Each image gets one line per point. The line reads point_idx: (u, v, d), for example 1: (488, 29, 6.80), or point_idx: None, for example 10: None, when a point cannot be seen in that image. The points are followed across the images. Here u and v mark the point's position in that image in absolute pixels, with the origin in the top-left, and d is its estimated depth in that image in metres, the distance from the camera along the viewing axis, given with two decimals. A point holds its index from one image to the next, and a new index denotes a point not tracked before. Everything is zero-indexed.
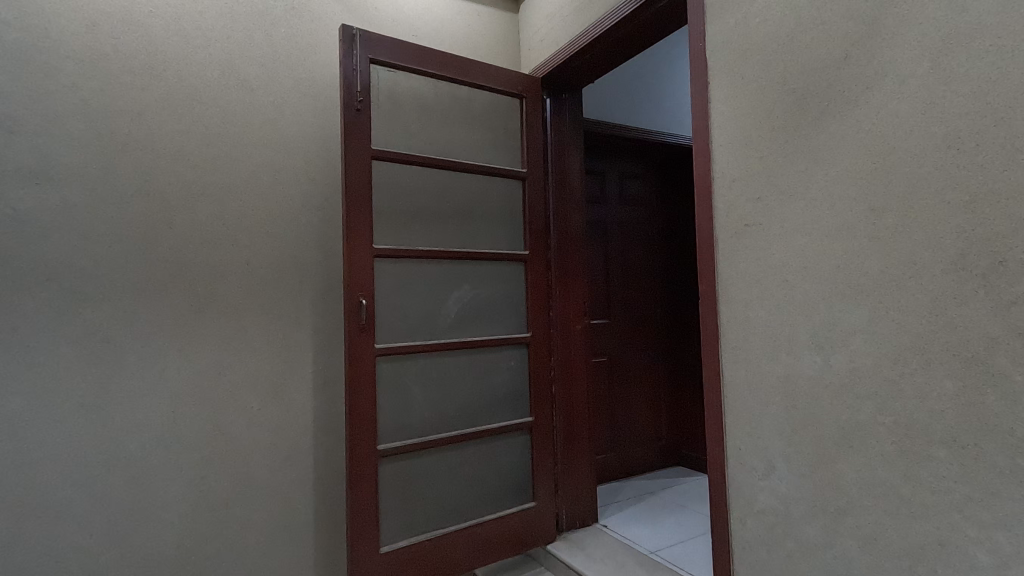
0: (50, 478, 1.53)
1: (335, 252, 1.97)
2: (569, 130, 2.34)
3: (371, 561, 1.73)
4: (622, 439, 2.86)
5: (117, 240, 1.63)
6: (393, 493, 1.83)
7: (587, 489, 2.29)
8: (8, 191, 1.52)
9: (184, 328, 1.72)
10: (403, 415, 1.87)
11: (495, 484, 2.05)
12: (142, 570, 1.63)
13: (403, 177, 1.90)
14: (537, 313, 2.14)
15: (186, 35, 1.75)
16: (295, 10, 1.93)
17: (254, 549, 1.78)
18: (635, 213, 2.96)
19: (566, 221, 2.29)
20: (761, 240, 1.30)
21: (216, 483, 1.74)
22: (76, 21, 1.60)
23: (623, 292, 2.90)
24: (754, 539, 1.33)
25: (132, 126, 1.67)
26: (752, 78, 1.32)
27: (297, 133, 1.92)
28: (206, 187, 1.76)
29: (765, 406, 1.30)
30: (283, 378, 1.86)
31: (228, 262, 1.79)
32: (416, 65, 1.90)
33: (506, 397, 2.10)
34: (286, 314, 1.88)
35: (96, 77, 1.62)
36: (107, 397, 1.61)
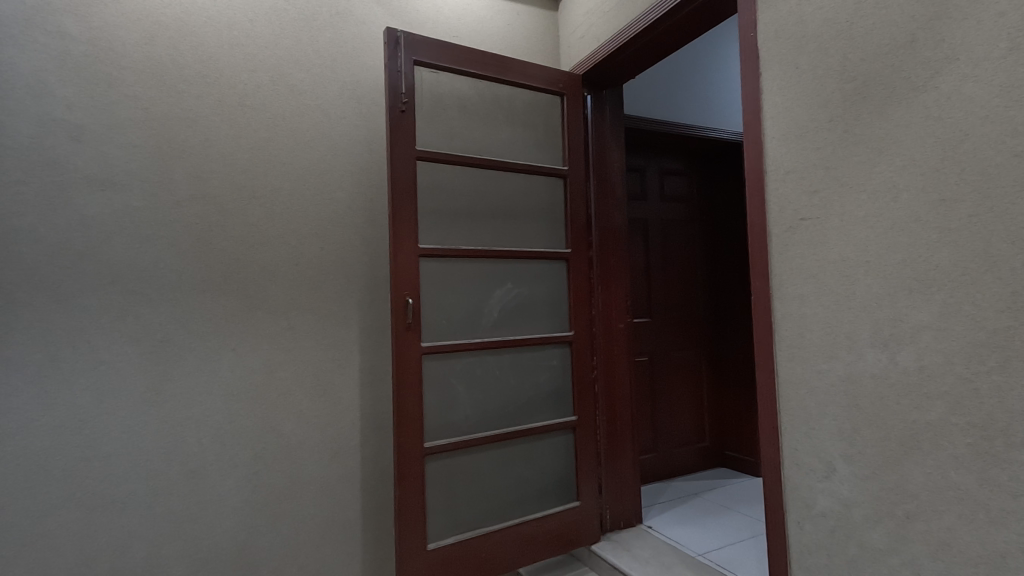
0: (116, 470, 1.61)
1: (380, 253, 2.00)
2: (610, 127, 2.31)
3: (418, 557, 1.75)
4: (665, 439, 2.82)
5: (176, 243, 1.70)
6: (439, 491, 1.85)
7: (631, 490, 2.26)
8: (76, 197, 1.59)
9: (238, 327, 1.78)
10: (448, 413, 1.88)
11: (539, 483, 2.05)
12: (201, 561, 1.69)
13: (446, 177, 1.92)
14: (579, 312, 2.13)
15: (237, 43, 1.81)
16: (339, 15, 1.97)
17: (305, 543, 1.83)
18: (676, 209, 2.91)
19: (607, 218, 2.26)
20: (819, 233, 1.25)
21: (269, 478, 1.79)
22: (137, 33, 1.68)
23: (664, 290, 2.85)
24: (813, 543, 1.29)
25: (188, 133, 1.73)
26: (808, 66, 1.28)
27: (343, 137, 1.96)
28: (257, 190, 1.81)
29: (824, 405, 1.25)
30: (331, 376, 1.90)
31: (278, 263, 1.84)
32: (458, 65, 1.91)
33: (549, 395, 2.09)
34: (333, 314, 1.91)
35: (156, 86, 1.69)
36: (167, 394, 1.67)
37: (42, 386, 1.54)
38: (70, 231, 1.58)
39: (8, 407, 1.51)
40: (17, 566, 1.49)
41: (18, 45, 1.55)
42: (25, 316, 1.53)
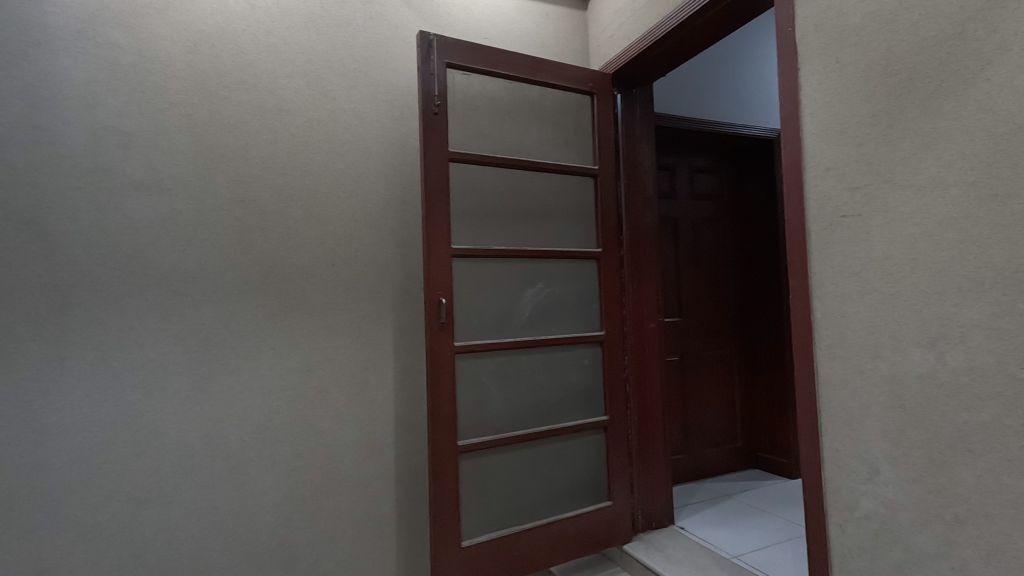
0: (163, 465, 1.66)
1: (413, 253, 2.03)
2: (640, 125, 2.30)
3: (453, 554, 1.77)
4: (696, 440, 2.79)
5: (218, 245, 1.75)
6: (472, 488, 1.87)
7: (663, 490, 2.25)
8: (125, 202, 1.65)
9: (277, 326, 1.82)
10: (480, 412, 1.90)
11: (570, 483, 2.05)
12: (243, 554, 1.74)
13: (477, 178, 1.93)
14: (610, 311, 2.13)
15: (275, 50, 1.85)
16: (373, 20, 2.01)
17: (342, 538, 1.86)
18: (706, 207, 2.87)
19: (638, 217, 2.25)
20: (861, 230, 1.23)
21: (306, 474, 1.83)
22: (182, 42, 1.73)
23: (695, 290, 2.82)
24: (856, 547, 1.27)
25: (229, 138, 1.78)
26: (849, 61, 1.25)
27: (377, 140, 1.99)
28: (295, 193, 1.86)
29: (867, 406, 1.23)
30: (366, 375, 1.94)
31: (315, 264, 1.88)
32: (489, 67, 1.92)
33: (580, 395, 2.09)
34: (368, 314, 1.95)
35: (198, 93, 1.75)
36: (210, 391, 1.73)
37: (94, 383, 1.60)
38: (120, 235, 1.64)
39: (64, 403, 1.57)
40: (73, 555, 1.56)
41: (72, 56, 1.62)
42: (79, 316, 1.60)
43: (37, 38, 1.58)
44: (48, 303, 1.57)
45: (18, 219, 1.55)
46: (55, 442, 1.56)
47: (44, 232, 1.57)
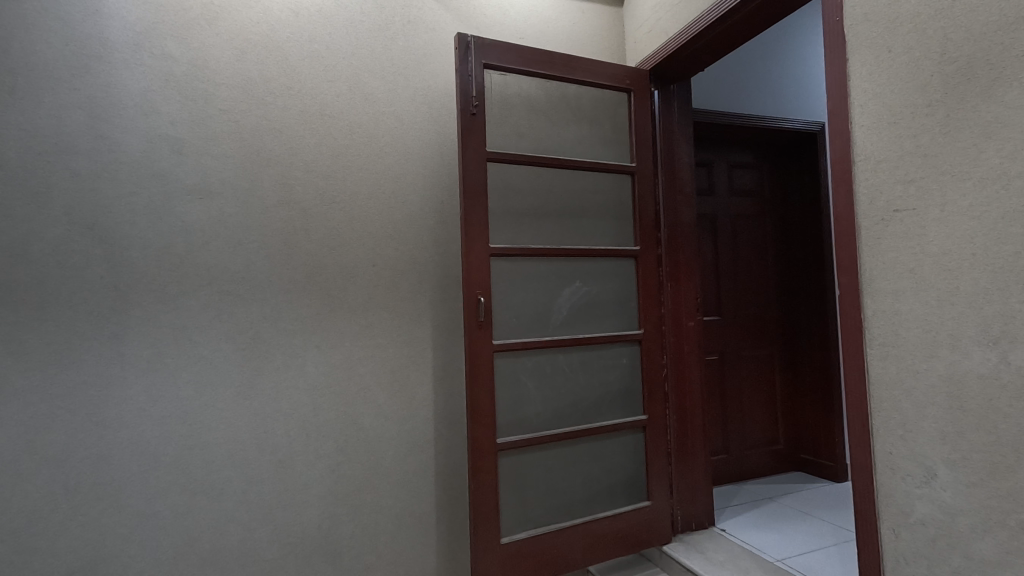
0: (215, 459, 1.73)
1: (451, 253, 2.05)
2: (678, 121, 2.27)
3: (493, 551, 1.79)
4: (737, 441, 2.73)
5: (265, 246, 1.81)
6: (511, 486, 1.88)
7: (703, 491, 2.21)
8: (178, 205, 1.73)
9: (322, 325, 1.87)
10: (518, 410, 1.91)
11: (608, 482, 2.05)
12: (290, 546, 1.79)
13: (515, 178, 1.94)
14: (649, 309, 2.11)
15: (318, 56, 1.90)
16: (411, 23, 2.04)
17: (384, 533, 1.90)
18: (746, 204, 2.81)
19: (676, 214, 2.22)
20: (915, 225, 1.19)
21: (350, 469, 1.88)
22: (230, 51, 1.80)
23: (734, 288, 2.76)
24: (911, 553, 1.22)
25: (274, 142, 1.84)
26: (902, 50, 1.21)
27: (415, 141, 2.02)
28: (337, 195, 1.90)
29: (923, 407, 1.19)
30: (406, 372, 1.97)
31: (357, 264, 1.92)
32: (526, 66, 1.93)
33: (617, 394, 2.08)
34: (408, 313, 1.98)
35: (245, 100, 1.81)
36: (258, 388, 1.79)
37: (152, 379, 1.68)
38: (174, 237, 1.72)
39: (124, 398, 1.65)
40: (133, 543, 1.64)
41: (129, 67, 1.70)
42: (137, 315, 1.68)
43: (97, 51, 1.67)
44: (109, 302, 1.65)
45: (82, 223, 1.63)
46: (116, 435, 1.64)
47: (105, 235, 1.65)
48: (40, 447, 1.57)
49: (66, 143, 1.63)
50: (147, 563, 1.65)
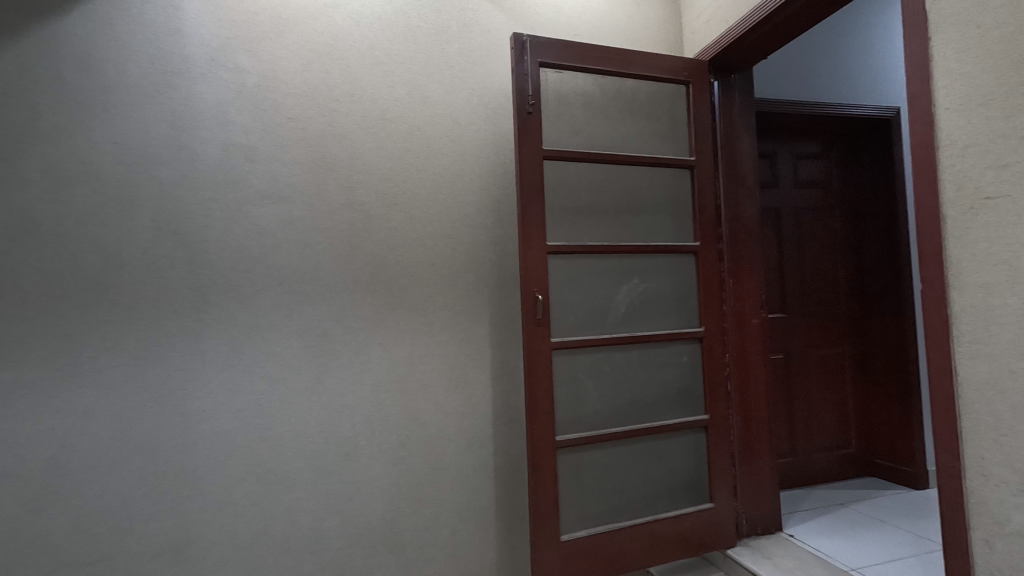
0: (287, 450, 1.82)
1: (508, 252, 2.07)
2: (739, 111, 2.19)
3: (553, 549, 1.79)
4: (804, 443, 2.62)
5: (331, 247, 1.89)
6: (570, 484, 1.88)
7: (769, 494, 2.13)
8: (252, 209, 1.83)
9: (384, 323, 1.93)
10: (577, 408, 1.90)
11: (668, 482, 2.01)
12: (357, 536, 1.86)
13: (571, 175, 1.94)
14: (709, 306, 2.05)
15: (378, 62, 1.96)
16: (466, 26, 2.07)
17: (445, 526, 1.95)
18: (813, 195, 2.69)
19: (738, 208, 2.15)
20: (1009, 213, 1.11)
21: (412, 463, 1.93)
22: (296, 61, 1.88)
23: (800, 283, 2.65)
24: (1007, 565, 1.14)
25: (338, 147, 1.91)
26: (994, 25, 1.13)
27: (472, 142, 2.05)
28: (397, 197, 1.96)
29: (1020, 409, 1.10)
30: (465, 370, 2.01)
31: (417, 264, 1.97)
32: (582, 62, 1.92)
33: (677, 393, 2.04)
34: (466, 311, 2.02)
35: (312, 107, 1.89)
36: (325, 383, 1.87)
37: (230, 374, 1.79)
38: (248, 240, 1.82)
39: (206, 392, 1.77)
40: (214, 527, 1.75)
41: (206, 81, 1.80)
42: (216, 314, 1.78)
43: (178, 67, 1.79)
44: (191, 302, 1.77)
45: (166, 228, 1.75)
46: (198, 426, 1.75)
47: (187, 239, 1.77)
48: (133, 436, 1.70)
49: (153, 154, 1.75)
50: (227, 548, 1.75)
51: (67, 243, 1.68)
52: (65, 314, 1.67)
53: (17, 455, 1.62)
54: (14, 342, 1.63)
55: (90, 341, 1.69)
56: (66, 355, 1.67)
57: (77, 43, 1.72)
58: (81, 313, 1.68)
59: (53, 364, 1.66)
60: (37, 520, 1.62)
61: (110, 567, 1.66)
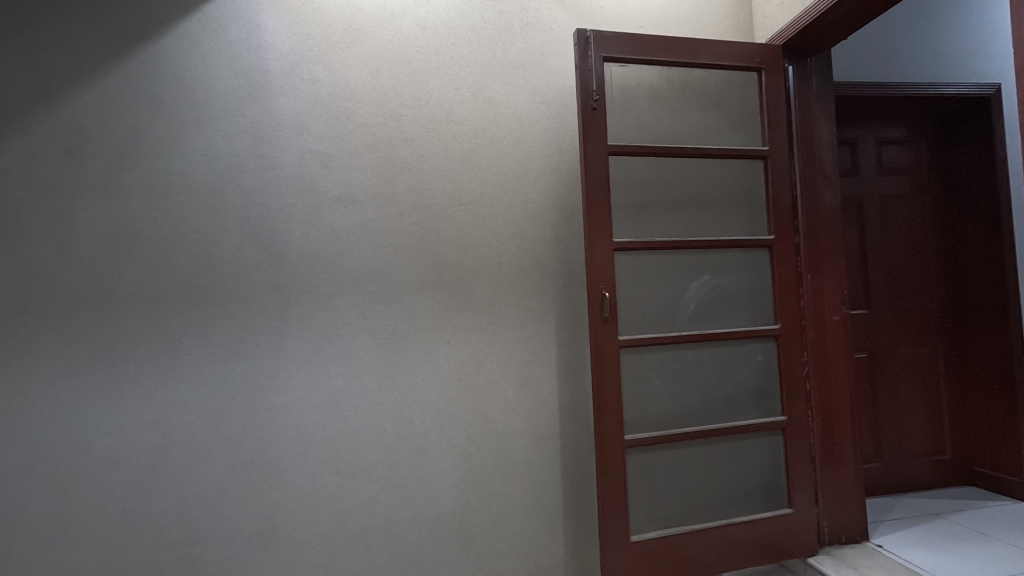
0: (363, 443, 1.89)
1: (573, 249, 2.06)
2: (817, 96, 2.07)
3: (622, 549, 1.77)
4: (891, 447, 2.46)
5: (401, 248, 1.95)
6: (640, 484, 1.85)
7: (855, 501, 2.01)
8: (327, 213, 1.91)
9: (453, 322, 1.97)
10: (646, 407, 1.87)
11: (743, 485, 1.94)
12: (429, 529, 1.91)
13: (637, 170, 1.91)
14: (786, 301, 1.96)
15: (443, 66, 2.01)
16: (529, 25, 2.08)
17: (514, 522, 1.97)
18: (899, 182, 2.51)
19: (816, 198, 2.04)
20: None
21: (481, 459, 1.96)
22: (366, 70, 1.95)
23: (886, 276, 2.48)
24: None
25: (406, 151, 1.97)
26: None
27: (536, 141, 2.06)
28: (462, 197, 2.00)
29: None
30: (532, 367, 2.02)
31: (484, 263, 2.00)
32: (648, 54, 1.88)
33: (752, 393, 1.97)
34: (532, 309, 2.03)
35: (381, 113, 1.96)
36: (397, 380, 1.93)
37: (309, 371, 1.88)
38: (324, 243, 1.90)
39: (288, 387, 1.87)
40: (297, 516, 1.84)
41: (285, 93, 1.91)
42: (296, 313, 1.88)
43: (260, 81, 1.89)
44: (274, 302, 1.87)
45: (251, 233, 1.87)
46: (282, 419, 1.86)
47: (269, 243, 1.87)
48: (225, 428, 1.83)
49: (237, 164, 1.87)
50: (308, 535, 1.85)
51: (165, 249, 1.82)
52: (164, 314, 1.81)
53: (125, 442, 1.78)
54: (122, 339, 1.79)
55: (185, 339, 1.82)
56: (166, 352, 1.81)
57: (171, 64, 1.86)
58: (178, 313, 1.82)
59: (155, 359, 1.81)
60: (142, 503, 1.77)
61: (206, 548, 1.79)
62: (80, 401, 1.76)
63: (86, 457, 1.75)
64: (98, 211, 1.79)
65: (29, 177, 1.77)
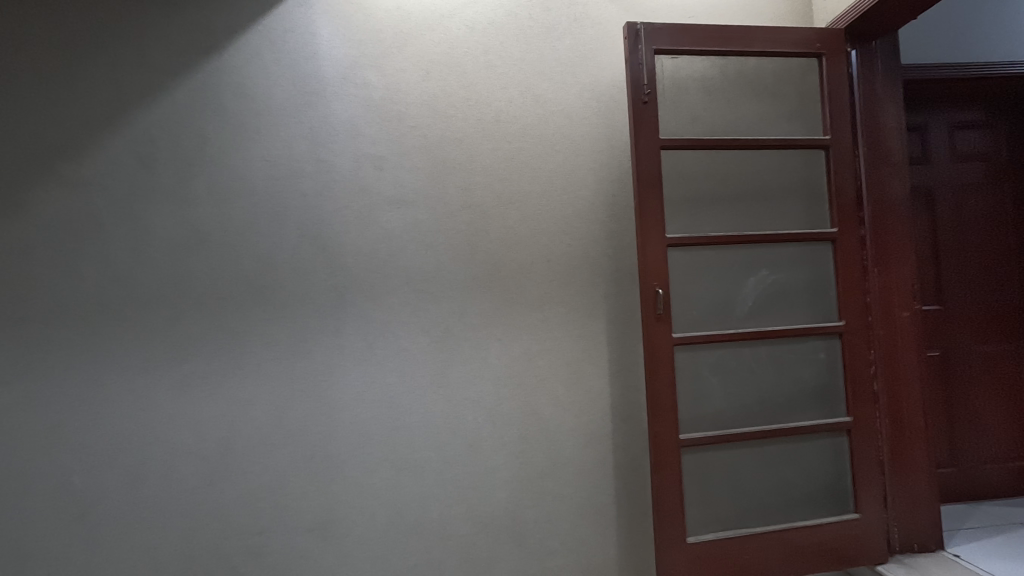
0: (417, 440, 1.93)
1: (624, 246, 2.04)
2: (883, 80, 1.96)
3: (678, 551, 1.74)
4: (968, 452, 2.31)
5: (453, 247, 1.98)
6: (695, 485, 1.81)
7: (928, 508, 1.90)
8: (381, 214, 1.96)
9: (504, 320, 1.99)
10: (701, 406, 1.83)
11: (804, 488, 1.87)
12: (482, 524, 1.94)
13: (689, 164, 1.87)
14: (851, 297, 1.87)
15: (491, 65, 2.02)
16: (577, 21, 2.06)
17: (566, 520, 1.96)
18: (976, 169, 2.35)
19: (884, 188, 1.94)
20: None
21: (533, 456, 1.97)
22: (416, 74, 1.99)
23: (962, 270, 2.33)
24: None
25: (455, 151, 1.99)
26: None
27: (585, 137, 2.05)
28: (512, 196, 2.00)
29: None
30: (583, 365, 2.01)
31: (534, 261, 2.00)
32: (701, 45, 1.83)
33: (813, 393, 1.89)
34: (582, 307, 2.02)
35: (432, 115, 1.99)
36: (449, 378, 1.96)
37: (365, 368, 1.94)
38: (378, 243, 1.95)
39: (345, 384, 1.93)
40: (355, 508, 1.90)
41: (340, 98, 1.96)
42: (352, 312, 1.94)
43: (316, 88, 1.96)
44: (331, 301, 1.94)
45: (309, 235, 1.94)
46: (340, 414, 1.92)
47: (326, 244, 1.94)
48: (287, 422, 1.90)
49: (295, 169, 1.94)
50: (366, 528, 1.90)
51: (230, 251, 1.91)
52: (230, 314, 1.91)
53: (197, 435, 1.88)
54: (192, 338, 1.89)
55: (249, 337, 1.91)
56: (232, 349, 1.91)
57: (234, 75, 1.95)
58: (241, 312, 1.91)
59: (222, 357, 1.90)
60: (212, 493, 1.87)
61: (271, 538, 1.88)
62: (156, 395, 1.88)
63: (162, 449, 1.87)
64: (170, 217, 1.90)
65: (108, 186, 1.89)
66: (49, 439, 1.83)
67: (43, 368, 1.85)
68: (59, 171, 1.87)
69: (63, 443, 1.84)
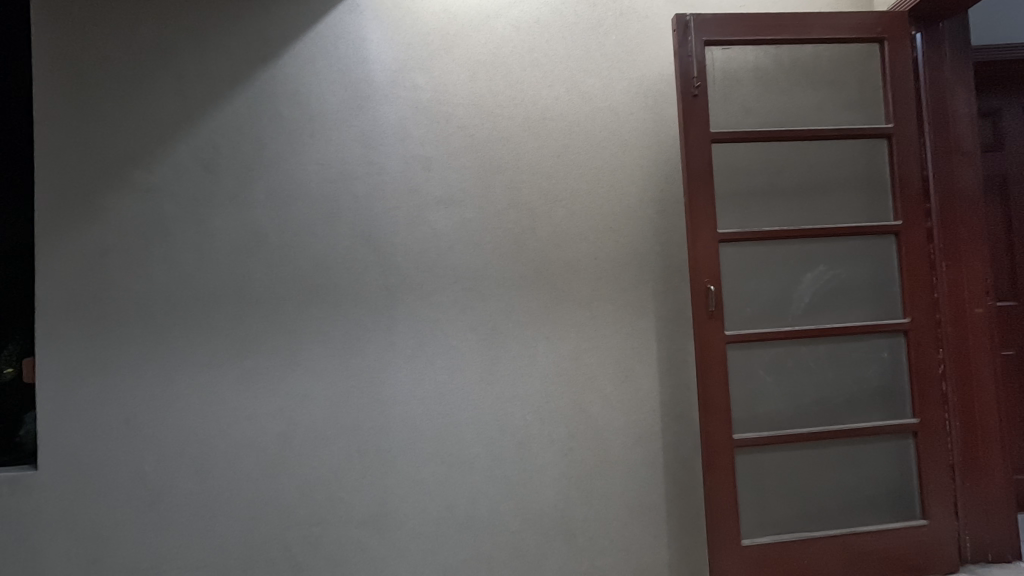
0: (466, 437, 1.96)
1: (674, 242, 2.01)
2: (952, 65, 1.86)
3: (733, 553, 1.70)
4: None
5: (500, 246, 1.99)
6: (750, 486, 1.76)
7: (1004, 516, 1.79)
8: (430, 214, 2.00)
9: (551, 317, 1.99)
10: (755, 406, 1.79)
11: (866, 492, 1.80)
12: (530, 521, 1.95)
13: (742, 157, 1.82)
14: (917, 293, 1.78)
15: (537, 64, 2.02)
16: (624, 16, 2.04)
17: (615, 519, 1.95)
18: None
19: (952, 179, 1.84)
20: None
21: (581, 454, 1.96)
22: (462, 75, 2.02)
23: None
24: None
25: (502, 150, 2.01)
26: None
27: (632, 132, 2.03)
28: (558, 194, 2.00)
29: None
30: (631, 363, 1.99)
31: (580, 259, 2.00)
32: (753, 35, 1.78)
33: (875, 394, 1.82)
34: (631, 304, 2.00)
35: (479, 115, 2.01)
36: (496, 375, 1.98)
37: (415, 365, 1.98)
38: (427, 243, 1.99)
39: (397, 380, 1.98)
40: (406, 502, 1.95)
41: (390, 101, 2.01)
42: (402, 310, 1.99)
43: (366, 92, 2.01)
44: (382, 300, 1.99)
45: (361, 236, 1.99)
46: (392, 410, 1.97)
47: (377, 244, 1.99)
48: (341, 417, 1.97)
49: (347, 171, 2.00)
50: (418, 521, 1.94)
51: (286, 252, 1.99)
52: (287, 312, 1.98)
53: (258, 428, 1.96)
54: (252, 336, 1.98)
55: (305, 335, 1.98)
56: (289, 346, 1.98)
57: (289, 83, 2.02)
58: (297, 311, 1.98)
59: (280, 354, 1.98)
60: (273, 484, 1.95)
61: (327, 529, 1.94)
62: (220, 390, 1.97)
63: (226, 441, 1.96)
64: (230, 220, 1.99)
65: (174, 191, 2.00)
66: (125, 431, 1.95)
67: (117, 363, 1.97)
68: (130, 178, 1.99)
69: (137, 435, 1.96)
